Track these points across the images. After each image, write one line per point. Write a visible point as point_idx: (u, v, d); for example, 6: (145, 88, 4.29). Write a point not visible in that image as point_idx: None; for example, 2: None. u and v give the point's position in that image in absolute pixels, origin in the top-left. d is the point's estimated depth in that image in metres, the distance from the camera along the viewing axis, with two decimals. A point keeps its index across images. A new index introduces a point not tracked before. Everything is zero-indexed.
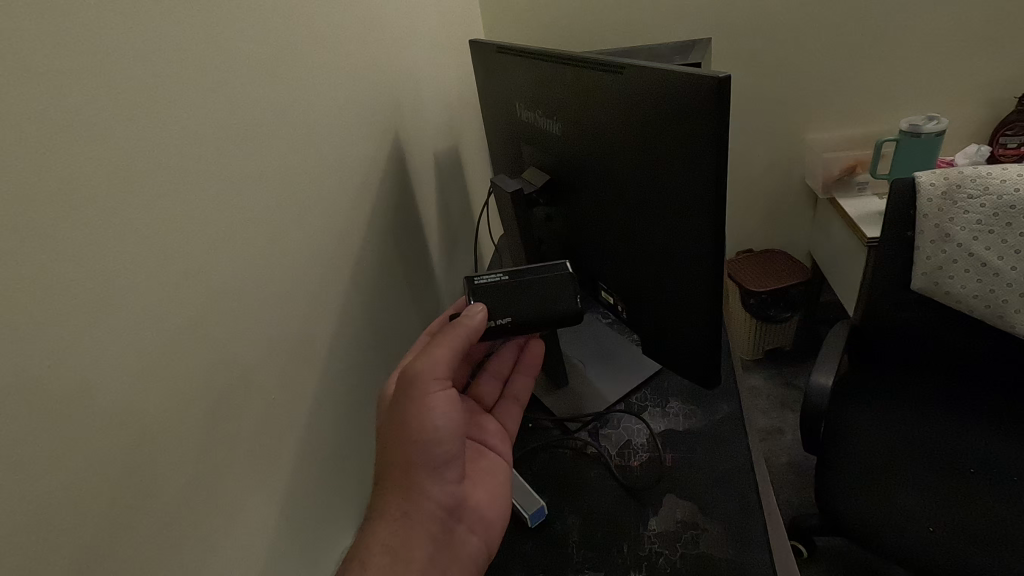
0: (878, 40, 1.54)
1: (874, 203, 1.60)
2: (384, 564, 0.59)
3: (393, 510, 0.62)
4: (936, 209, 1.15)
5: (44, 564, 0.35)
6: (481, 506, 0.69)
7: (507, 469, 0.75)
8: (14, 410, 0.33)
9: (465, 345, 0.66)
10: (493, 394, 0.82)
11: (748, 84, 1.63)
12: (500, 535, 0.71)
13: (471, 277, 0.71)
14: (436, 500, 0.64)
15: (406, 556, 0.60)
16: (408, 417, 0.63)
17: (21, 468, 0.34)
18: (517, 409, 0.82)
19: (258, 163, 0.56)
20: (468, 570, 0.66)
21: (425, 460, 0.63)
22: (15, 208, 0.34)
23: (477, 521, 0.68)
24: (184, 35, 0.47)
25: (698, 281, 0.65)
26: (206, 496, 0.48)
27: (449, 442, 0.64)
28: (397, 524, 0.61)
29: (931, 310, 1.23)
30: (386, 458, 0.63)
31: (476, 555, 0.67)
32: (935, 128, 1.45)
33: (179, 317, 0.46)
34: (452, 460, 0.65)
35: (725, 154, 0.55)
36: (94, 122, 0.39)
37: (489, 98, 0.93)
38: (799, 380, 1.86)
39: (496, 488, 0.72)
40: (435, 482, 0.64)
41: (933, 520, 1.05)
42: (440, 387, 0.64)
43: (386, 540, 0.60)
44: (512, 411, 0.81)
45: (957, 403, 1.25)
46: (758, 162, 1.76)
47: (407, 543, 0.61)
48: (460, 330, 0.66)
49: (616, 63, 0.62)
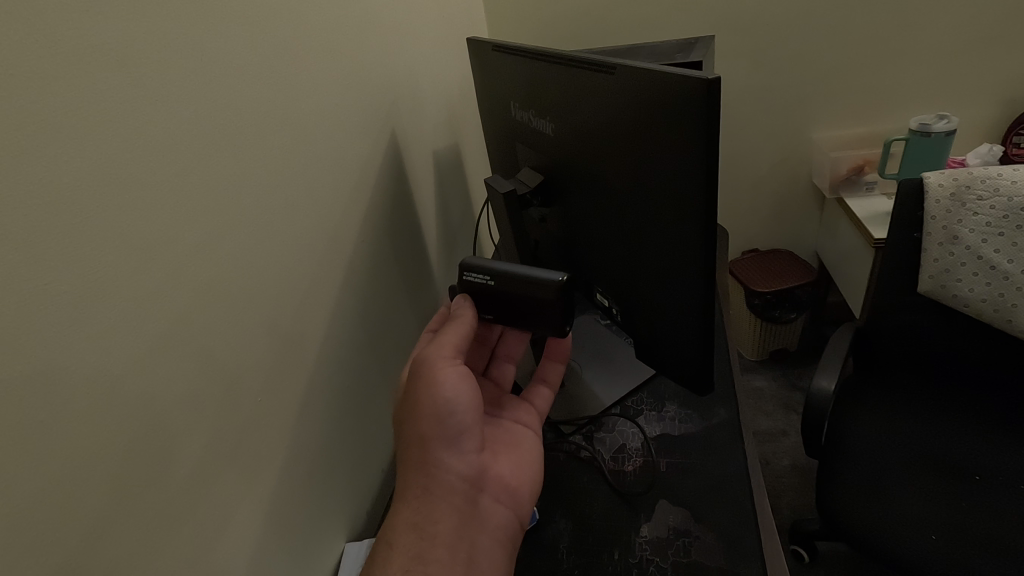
0: (890, 37, 1.51)
1: (882, 203, 1.57)
2: (411, 541, 0.59)
3: (414, 488, 0.63)
4: (943, 210, 1.13)
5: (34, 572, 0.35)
6: (505, 477, 0.69)
7: (532, 441, 0.75)
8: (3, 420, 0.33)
9: (467, 328, 0.70)
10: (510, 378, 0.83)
11: (754, 82, 1.61)
12: (529, 507, 0.70)
13: (462, 267, 0.73)
14: (457, 472, 0.65)
15: (431, 530, 0.60)
16: (421, 395, 0.65)
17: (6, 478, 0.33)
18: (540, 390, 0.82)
19: (250, 166, 0.55)
20: (499, 542, 0.65)
21: (440, 433, 0.64)
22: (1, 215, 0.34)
23: (502, 492, 0.68)
24: (173, 38, 0.47)
25: (690, 285, 0.64)
26: (192, 502, 0.48)
27: (463, 412, 0.65)
28: (419, 501, 0.62)
29: (936, 314, 1.21)
30: (405, 438, 0.65)
31: (506, 526, 0.67)
32: (944, 128, 1.42)
33: (167, 322, 0.45)
34: (468, 432, 0.66)
35: (716, 160, 0.54)
36: (77, 126, 0.38)
37: (486, 97, 0.92)
38: (803, 381, 1.84)
39: (521, 460, 0.72)
40: (454, 454, 0.65)
41: (936, 528, 1.03)
42: (450, 364, 0.67)
43: (411, 518, 0.61)
44: (540, 393, 0.81)
45: (963, 409, 1.22)
46: (765, 161, 1.74)
47: (431, 517, 0.61)
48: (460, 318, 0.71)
49: (606, 63, 0.61)
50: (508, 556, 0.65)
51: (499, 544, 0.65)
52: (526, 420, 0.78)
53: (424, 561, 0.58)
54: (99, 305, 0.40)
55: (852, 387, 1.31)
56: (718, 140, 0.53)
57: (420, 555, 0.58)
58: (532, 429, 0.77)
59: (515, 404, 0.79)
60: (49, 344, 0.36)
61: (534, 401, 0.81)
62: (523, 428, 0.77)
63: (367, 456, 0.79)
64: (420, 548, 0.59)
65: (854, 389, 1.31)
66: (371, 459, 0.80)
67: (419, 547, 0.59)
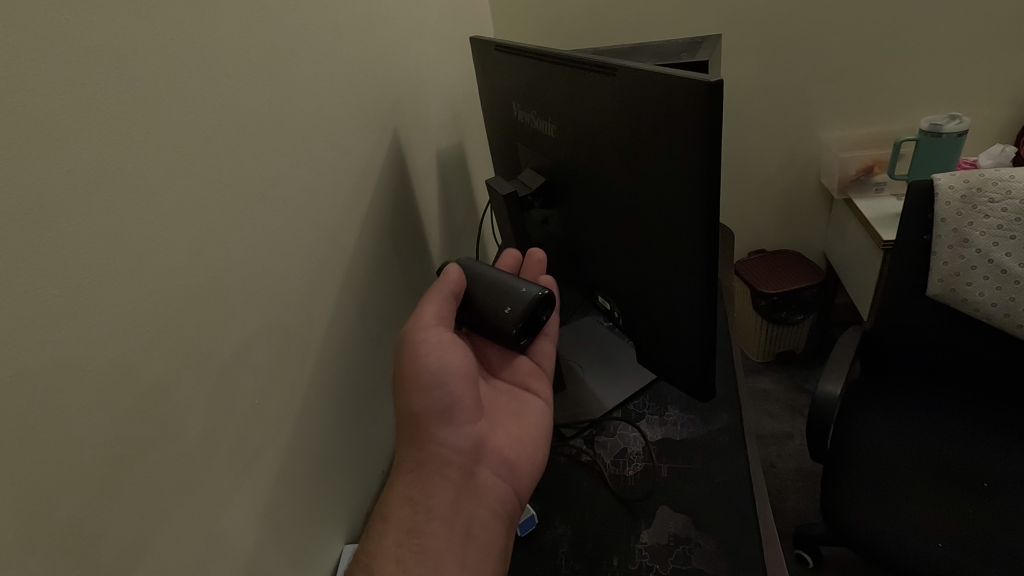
0: (902, 36, 1.49)
1: (892, 204, 1.55)
2: (406, 514, 0.61)
3: (409, 463, 0.65)
4: (954, 212, 1.11)
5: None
6: (503, 449, 0.70)
7: (537, 409, 0.75)
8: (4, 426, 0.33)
9: (448, 293, 0.72)
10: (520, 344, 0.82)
11: (763, 82, 1.59)
12: (530, 479, 0.71)
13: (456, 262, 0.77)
14: (450, 445, 0.66)
15: (426, 504, 0.62)
16: (407, 368, 0.66)
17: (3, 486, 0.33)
18: (548, 352, 0.80)
19: (249, 168, 0.55)
20: (496, 513, 0.66)
21: (429, 407, 0.65)
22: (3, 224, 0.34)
23: (501, 465, 0.69)
24: (169, 39, 0.46)
25: (691, 289, 0.63)
26: (187, 507, 0.47)
27: (450, 384, 0.66)
28: (414, 476, 0.64)
29: (945, 317, 1.19)
30: (398, 413, 0.67)
31: (503, 497, 0.68)
32: (956, 128, 1.40)
33: (161, 326, 0.45)
34: (460, 405, 0.67)
35: (719, 166, 0.53)
36: (70, 129, 0.38)
37: (488, 97, 0.91)
38: (809, 384, 1.83)
39: (521, 432, 0.73)
40: (446, 428, 0.66)
41: (940, 534, 1.02)
42: (431, 333, 0.67)
43: (405, 492, 0.63)
44: (543, 351, 0.80)
45: (973, 415, 1.20)
46: (773, 161, 1.72)
47: (425, 491, 0.63)
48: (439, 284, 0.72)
49: (609, 65, 0.60)
50: (507, 526, 0.67)
51: (496, 514, 0.66)
52: (534, 388, 0.78)
53: (420, 533, 0.60)
54: (92, 310, 0.39)
55: (859, 392, 1.30)
56: (721, 144, 0.52)
57: (414, 528, 0.60)
58: (535, 396, 0.77)
59: (525, 367, 0.78)
60: (43, 350, 0.36)
61: (542, 360, 0.80)
62: (527, 398, 0.77)
63: (366, 459, 0.79)
64: (415, 520, 0.61)
65: (860, 393, 1.30)
66: (370, 461, 0.80)
67: (414, 521, 0.61)
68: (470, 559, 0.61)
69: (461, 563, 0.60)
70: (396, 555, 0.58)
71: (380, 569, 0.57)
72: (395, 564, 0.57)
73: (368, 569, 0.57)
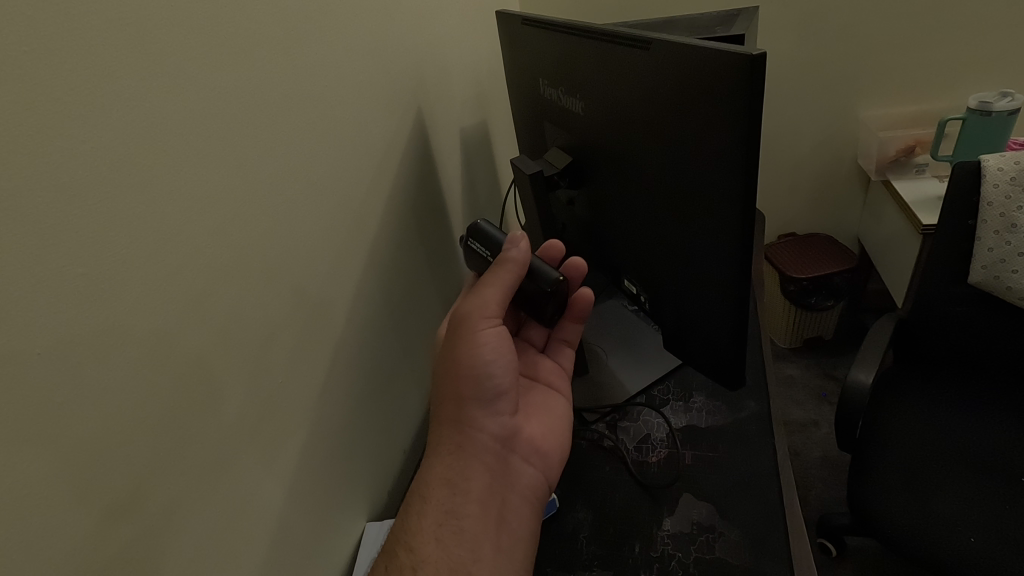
0: (953, 6, 1.41)
1: (933, 187, 1.49)
2: (444, 495, 0.61)
3: (446, 444, 0.65)
4: (1003, 195, 1.06)
5: (72, 549, 0.36)
6: (536, 439, 0.70)
7: (564, 405, 0.76)
8: (31, 406, 0.34)
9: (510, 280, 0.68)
10: (543, 335, 0.82)
11: (799, 57, 1.52)
12: (560, 469, 0.71)
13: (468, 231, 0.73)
14: (490, 432, 0.66)
15: (463, 486, 0.62)
16: (459, 354, 0.65)
17: (20, 469, 0.33)
18: (569, 352, 0.81)
19: (274, 145, 0.54)
20: (527, 499, 0.66)
21: (476, 395, 0.66)
22: (26, 201, 0.33)
23: (532, 453, 0.69)
24: (193, 11, 0.45)
25: (720, 280, 0.62)
26: (211, 484, 0.47)
27: (500, 375, 0.66)
28: (453, 457, 0.64)
29: (985, 306, 1.15)
30: (441, 396, 0.66)
31: (536, 485, 0.68)
32: (1008, 106, 1.32)
33: (184, 304, 0.45)
34: (501, 393, 0.67)
35: (756, 164, 0.52)
36: (93, 108, 0.37)
37: (514, 72, 0.88)
38: (838, 371, 1.79)
39: (551, 424, 0.73)
40: (487, 414, 0.66)
41: (976, 530, 0.99)
42: (490, 323, 0.67)
43: (443, 473, 0.62)
44: (563, 352, 0.81)
45: (1014, 407, 1.16)
46: (808, 140, 1.65)
47: (463, 473, 0.63)
48: (506, 266, 0.68)
49: (643, 39, 0.57)
50: (536, 513, 0.67)
51: (527, 501, 0.66)
52: (558, 383, 0.78)
53: (458, 514, 0.60)
54: (116, 290, 0.39)
55: (891, 379, 1.26)
56: (760, 135, 0.51)
57: (452, 509, 0.60)
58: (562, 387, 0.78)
59: (547, 365, 0.79)
60: (67, 328, 0.36)
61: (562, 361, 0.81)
62: (554, 391, 0.77)
63: (388, 439, 0.79)
64: (453, 501, 0.61)
65: (892, 381, 1.26)
66: (393, 442, 0.80)
67: (452, 502, 0.61)
68: (504, 543, 0.61)
69: (495, 547, 0.60)
70: (435, 535, 0.58)
71: (420, 547, 0.57)
72: (434, 543, 0.58)
73: (407, 544, 0.57)
